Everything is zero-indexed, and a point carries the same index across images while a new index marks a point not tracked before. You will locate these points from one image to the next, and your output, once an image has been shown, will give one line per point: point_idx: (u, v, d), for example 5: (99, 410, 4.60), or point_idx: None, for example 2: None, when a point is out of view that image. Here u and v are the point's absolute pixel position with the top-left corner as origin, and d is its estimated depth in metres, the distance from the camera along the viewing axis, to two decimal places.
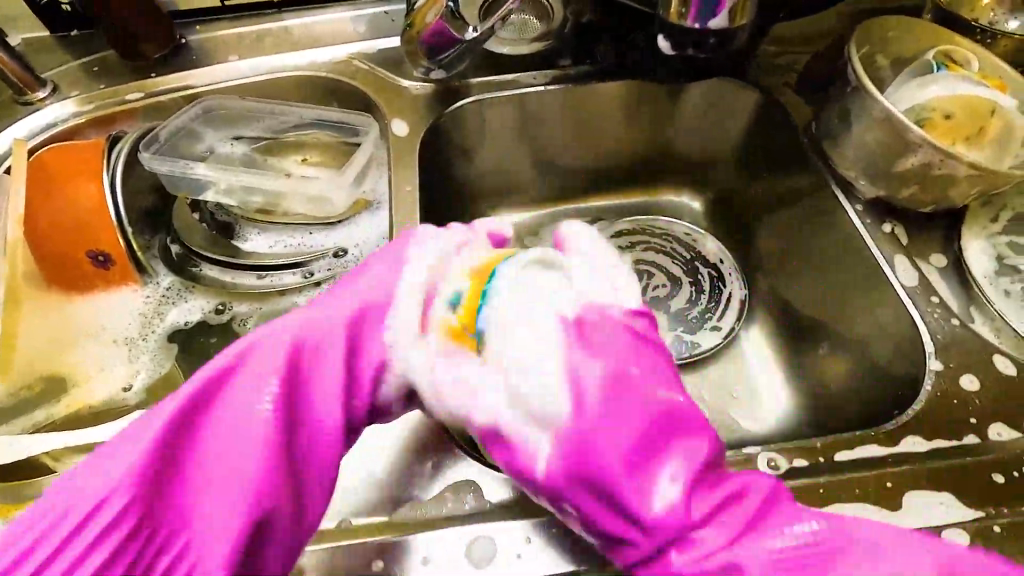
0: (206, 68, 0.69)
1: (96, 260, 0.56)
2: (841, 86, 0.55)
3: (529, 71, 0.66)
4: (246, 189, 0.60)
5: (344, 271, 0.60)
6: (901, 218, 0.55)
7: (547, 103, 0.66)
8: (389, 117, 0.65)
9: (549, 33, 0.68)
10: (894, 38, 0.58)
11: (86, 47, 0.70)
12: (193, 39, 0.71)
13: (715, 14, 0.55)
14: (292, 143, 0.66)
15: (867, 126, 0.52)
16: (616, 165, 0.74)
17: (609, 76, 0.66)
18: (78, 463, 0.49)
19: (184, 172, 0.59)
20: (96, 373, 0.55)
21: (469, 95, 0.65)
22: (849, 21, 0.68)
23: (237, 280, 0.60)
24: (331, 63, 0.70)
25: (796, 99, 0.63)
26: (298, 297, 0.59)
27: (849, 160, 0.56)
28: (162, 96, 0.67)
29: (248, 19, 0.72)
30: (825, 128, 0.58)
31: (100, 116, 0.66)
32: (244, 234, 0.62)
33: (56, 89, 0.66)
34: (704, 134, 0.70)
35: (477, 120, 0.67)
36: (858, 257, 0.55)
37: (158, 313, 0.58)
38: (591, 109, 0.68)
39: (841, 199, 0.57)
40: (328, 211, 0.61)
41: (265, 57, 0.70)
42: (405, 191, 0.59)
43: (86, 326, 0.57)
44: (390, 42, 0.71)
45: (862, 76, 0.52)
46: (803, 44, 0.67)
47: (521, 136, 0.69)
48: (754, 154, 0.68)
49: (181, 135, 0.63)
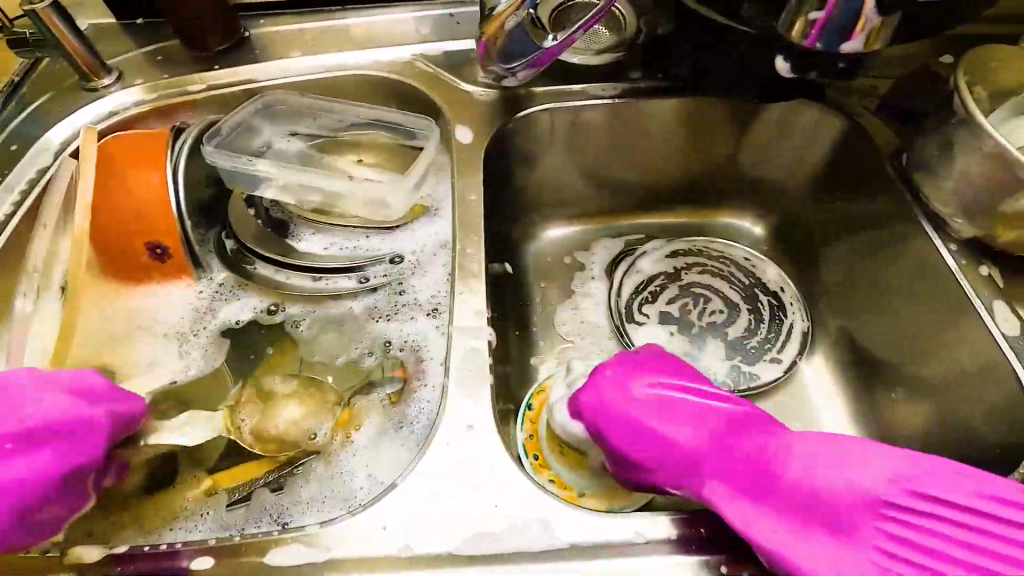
0: (266, 62, 0.68)
1: (154, 252, 0.55)
2: (944, 116, 0.52)
3: (597, 82, 0.64)
4: (304, 188, 0.59)
5: (400, 277, 0.59)
6: (997, 260, 0.52)
7: (615, 117, 0.64)
8: (452, 122, 0.63)
9: (620, 43, 0.66)
10: (996, 68, 0.55)
11: (150, 35, 0.70)
12: (255, 33, 0.70)
13: (846, 36, 0.40)
14: (348, 142, 0.65)
15: (973, 162, 0.50)
16: (677, 184, 0.71)
17: (681, 92, 0.63)
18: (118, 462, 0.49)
19: (245, 168, 0.57)
20: (145, 368, 0.54)
21: (535, 103, 0.63)
22: (937, 46, 0.64)
23: (289, 280, 0.59)
24: (393, 64, 0.68)
25: (881, 124, 0.60)
26: (354, 302, 0.58)
27: (943, 195, 0.53)
28: (223, 89, 0.66)
29: (311, 14, 0.71)
30: (919, 160, 0.55)
31: (161, 106, 0.65)
32: (298, 234, 0.61)
33: (119, 76, 0.66)
34: (774, 157, 0.67)
35: (541, 131, 0.65)
36: (946, 299, 0.52)
37: (210, 308, 0.57)
38: (658, 124, 0.65)
39: (931, 233, 0.54)
40: (386, 215, 0.60)
41: (326, 54, 0.69)
42: (468, 201, 0.57)
43: (138, 319, 0.56)
44: (454, 45, 0.69)
45: (969, 107, 0.50)
46: (887, 68, 0.63)
47: (584, 149, 0.67)
48: (827, 181, 0.65)
49: (239, 131, 0.62)
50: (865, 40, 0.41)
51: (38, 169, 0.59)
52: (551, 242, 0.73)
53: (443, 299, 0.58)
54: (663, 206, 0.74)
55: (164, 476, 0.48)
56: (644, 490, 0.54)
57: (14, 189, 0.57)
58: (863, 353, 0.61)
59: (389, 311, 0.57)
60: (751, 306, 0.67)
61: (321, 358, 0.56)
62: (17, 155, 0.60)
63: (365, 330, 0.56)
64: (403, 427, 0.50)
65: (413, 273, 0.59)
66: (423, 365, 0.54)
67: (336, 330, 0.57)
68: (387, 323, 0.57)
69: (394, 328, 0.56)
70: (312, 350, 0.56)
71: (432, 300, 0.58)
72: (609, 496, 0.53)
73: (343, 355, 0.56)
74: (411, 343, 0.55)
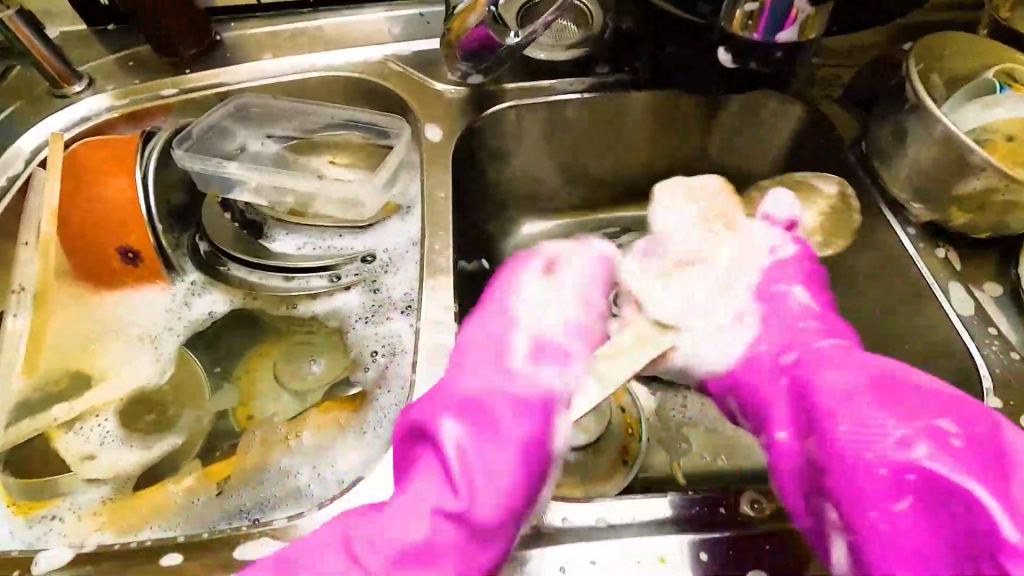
0: (238, 65, 0.68)
1: (126, 256, 0.56)
2: (897, 103, 0.54)
3: (565, 78, 0.65)
4: (277, 189, 0.59)
5: (372, 275, 0.59)
6: (954, 242, 0.54)
7: (583, 111, 0.65)
8: (422, 120, 0.64)
9: (588, 38, 0.67)
10: (950, 55, 0.56)
11: (121, 41, 0.70)
12: (227, 36, 0.70)
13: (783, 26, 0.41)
14: (320, 143, 0.66)
15: (925, 147, 0.51)
16: (650, 176, 0.72)
17: (647, 85, 0.64)
18: (95, 464, 0.50)
19: (216, 170, 0.58)
20: (119, 370, 0.54)
21: (504, 100, 0.64)
22: (897, 34, 0.65)
23: (264, 281, 0.59)
24: (364, 64, 0.69)
25: (842, 113, 0.61)
26: (328, 301, 0.59)
27: (900, 180, 0.54)
28: (195, 93, 0.67)
29: (282, 17, 0.72)
30: (877, 146, 0.56)
31: (133, 112, 0.65)
32: (272, 234, 0.62)
33: (90, 82, 0.66)
34: (742, 148, 0.68)
35: (511, 127, 0.65)
36: (906, 281, 0.54)
37: (185, 305, 0.58)
38: (626, 118, 0.66)
39: (888, 217, 0.55)
40: (360, 214, 0.60)
41: (297, 56, 0.69)
42: (437, 197, 0.58)
43: (111, 323, 0.56)
44: (424, 44, 0.70)
45: (920, 94, 0.51)
46: (850, 58, 0.64)
47: (555, 144, 0.68)
48: (795, 170, 0.66)
49: (213, 133, 0.62)
50: (801, 29, 0.41)
51: (9, 176, 0.59)
52: (526, 237, 0.74)
53: (417, 294, 0.58)
54: (636, 199, 0.74)
55: (141, 475, 0.49)
56: (614, 479, 0.56)
57: None
58: None
59: (364, 310, 0.58)
60: None
61: (298, 351, 0.56)
62: None
63: (340, 331, 0.57)
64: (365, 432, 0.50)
65: (385, 271, 0.60)
66: (398, 362, 0.55)
67: (310, 329, 0.57)
68: (362, 321, 0.57)
69: (370, 326, 0.57)
70: (287, 350, 0.57)
71: (406, 296, 0.58)
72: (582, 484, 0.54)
73: (317, 353, 0.56)
74: (387, 339, 0.56)
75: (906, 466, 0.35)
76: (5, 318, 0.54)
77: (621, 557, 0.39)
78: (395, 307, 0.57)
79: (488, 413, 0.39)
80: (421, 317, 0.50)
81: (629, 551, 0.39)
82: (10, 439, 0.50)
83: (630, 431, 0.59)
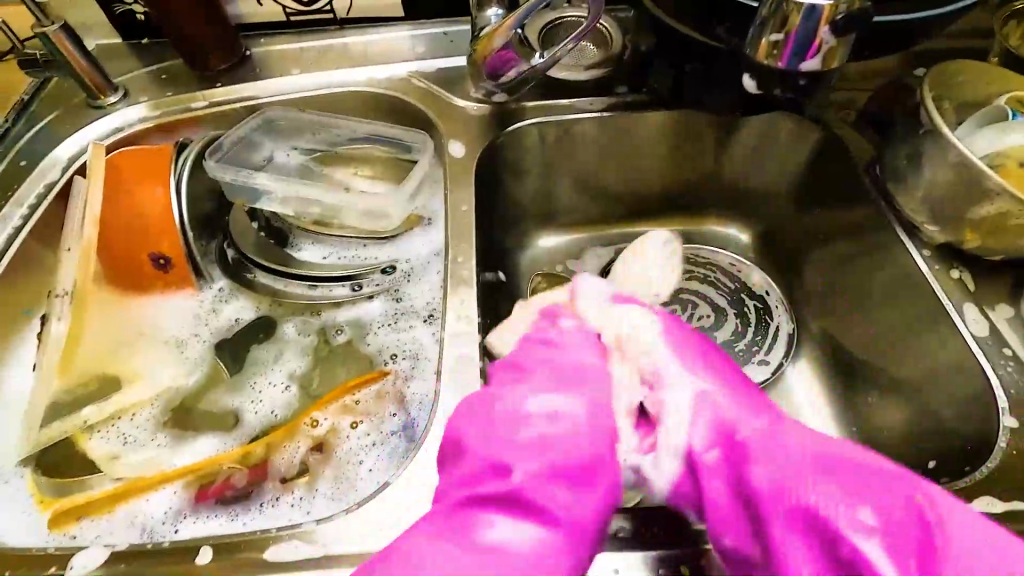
0: (267, 79, 0.71)
1: (157, 263, 0.57)
2: (913, 127, 0.55)
3: (585, 97, 0.67)
4: (303, 200, 0.61)
5: (395, 285, 0.61)
6: (969, 264, 0.55)
7: (601, 129, 0.67)
8: (446, 136, 0.65)
9: (607, 59, 0.69)
10: (964, 82, 0.58)
11: (155, 55, 0.72)
12: (257, 52, 0.73)
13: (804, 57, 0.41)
14: (344, 156, 0.67)
15: (939, 170, 0.52)
16: (665, 194, 0.74)
17: (665, 106, 0.66)
18: (123, 464, 0.51)
19: (245, 181, 0.59)
20: (148, 375, 0.56)
21: (526, 117, 0.66)
22: (910, 59, 0.67)
23: (289, 289, 0.61)
24: (389, 80, 0.71)
25: (857, 135, 0.63)
26: (351, 309, 0.60)
27: (916, 202, 0.55)
28: (225, 106, 0.69)
29: (310, 34, 0.74)
30: (892, 169, 0.58)
31: (166, 123, 0.68)
32: (298, 243, 0.64)
33: (126, 94, 0.68)
34: (758, 167, 0.70)
35: (532, 144, 0.67)
36: (922, 302, 0.55)
37: (213, 310, 0.60)
38: (644, 136, 0.68)
39: (905, 240, 0.56)
40: (383, 225, 0.62)
41: (324, 72, 0.71)
42: (461, 210, 0.59)
43: (142, 328, 0.58)
44: (448, 62, 0.72)
45: (935, 119, 0.52)
46: (863, 81, 0.66)
47: (573, 161, 0.70)
48: (810, 190, 0.67)
49: (242, 144, 0.64)
50: (824, 60, 0.41)
51: (46, 184, 0.61)
52: (544, 251, 0.75)
53: (439, 304, 0.60)
54: (652, 215, 0.76)
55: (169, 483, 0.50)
56: None
57: (23, 204, 0.60)
58: (846, 354, 0.64)
59: (387, 318, 0.59)
60: (737, 310, 0.70)
61: (322, 357, 0.58)
62: (27, 170, 0.62)
63: (363, 338, 0.58)
64: (382, 437, 0.52)
65: (407, 281, 0.61)
66: (421, 369, 0.56)
67: (334, 336, 0.59)
68: (384, 329, 0.59)
69: (394, 334, 0.58)
70: (310, 356, 0.58)
71: (428, 305, 0.60)
72: None
73: (340, 360, 0.57)
74: (409, 346, 0.57)
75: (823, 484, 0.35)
76: (49, 324, 0.56)
77: (645, 565, 0.40)
78: (417, 316, 0.59)
79: (490, 415, 0.40)
80: (445, 329, 0.51)
81: (655, 561, 0.40)
82: (41, 444, 0.51)
83: None
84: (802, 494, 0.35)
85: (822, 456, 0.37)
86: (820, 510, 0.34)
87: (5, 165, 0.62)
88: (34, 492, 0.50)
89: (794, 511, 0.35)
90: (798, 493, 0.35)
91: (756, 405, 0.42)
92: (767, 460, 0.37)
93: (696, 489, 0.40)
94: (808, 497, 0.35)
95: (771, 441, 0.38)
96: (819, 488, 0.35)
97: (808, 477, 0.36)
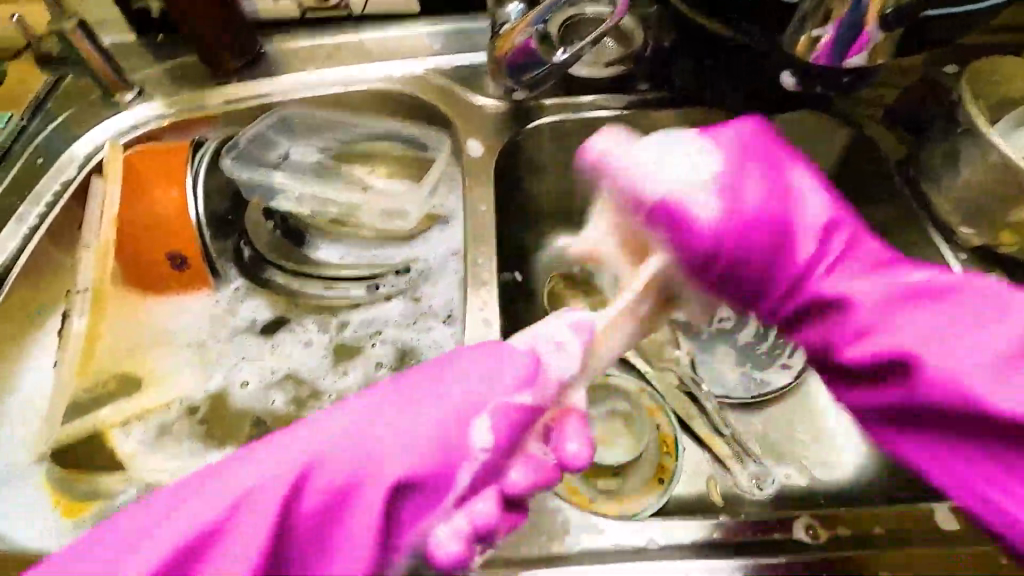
0: (281, 77, 0.70)
1: (174, 263, 0.57)
2: (949, 126, 0.54)
3: (606, 94, 0.65)
4: (321, 200, 0.60)
5: (413, 285, 0.60)
6: (1004, 267, 0.53)
7: (623, 127, 0.66)
8: (464, 134, 0.64)
9: (628, 56, 0.67)
10: (1000, 80, 0.56)
11: (170, 52, 0.72)
12: (272, 49, 0.72)
13: (851, 51, 0.40)
14: (360, 154, 0.67)
15: (976, 170, 0.51)
16: None
17: (687, 103, 0.64)
18: (143, 466, 0.51)
19: (262, 180, 0.59)
20: (167, 375, 0.55)
21: (545, 114, 0.65)
22: (941, 55, 0.65)
23: (306, 288, 0.60)
24: (405, 76, 0.70)
25: (886, 134, 0.61)
26: (368, 310, 0.59)
27: (950, 204, 0.54)
28: (240, 103, 0.68)
29: (325, 30, 0.73)
30: (925, 170, 0.56)
31: (181, 120, 0.67)
32: (314, 243, 0.63)
33: (141, 91, 0.68)
34: None
35: (552, 141, 0.66)
36: None
37: (229, 311, 0.59)
38: (665, 134, 0.67)
39: (938, 241, 0.55)
40: (401, 224, 0.61)
41: (339, 69, 0.70)
42: (481, 210, 0.58)
43: (160, 329, 0.57)
44: (464, 59, 0.71)
45: (975, 119, 0.51)
46: (891, 78, 0.64)
47: None
48: (835, 189, 0.66)
49: (259, 142, 0.64)
50: (870, 53, 0.40)
51: (62, 182, 0.61)
52: None
53: (457, 304, 0.59)
54: None
55: None
56: (649, 496, 0.56)
57: (41, 202, 0.59)
58: None
59: (405, 318, 0.59)
60: None
61: (339, 357, 0.57)
62: (44, 168, 0.62)
63: (379, 338, 0.58)
64: None
65: (425, 281, 0.60)
66: None
67: (351, 335, 0.58)
68: (401, 328, 0.58)
69: (412, 335, 0.58)
70: (328, 355, 0.57)
71: (446, 305, 0.59)
72: (614, 501, 0.55)
73: (357, 360, 0.57)
74: (428, 347, 0.57)
75: (924, 357, 0.40)
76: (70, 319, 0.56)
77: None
78: (436, 316, 0.58)
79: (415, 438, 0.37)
80: (465, 331, 0.50)
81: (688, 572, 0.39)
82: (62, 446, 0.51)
83: (666, 449, 0.58)
84: (932, 389, 0.39)
85: (960, 342, 0.40)
86: (920, 358, 0.40)
87: (22, 163, 0.62)
88: (57, 493, 0.50)
89: (924, 390, 0.39)
90: (939, 399, 0.39)
91: (902, 298, 0.43)
92: (875, 311, 0.43)
93: (833, 335, 0.44)
94: (925, 356, 0.40)
95: (895, 318, 0.42)
96: (925, 340, 0.40)
97: (947, 354, 0.39)
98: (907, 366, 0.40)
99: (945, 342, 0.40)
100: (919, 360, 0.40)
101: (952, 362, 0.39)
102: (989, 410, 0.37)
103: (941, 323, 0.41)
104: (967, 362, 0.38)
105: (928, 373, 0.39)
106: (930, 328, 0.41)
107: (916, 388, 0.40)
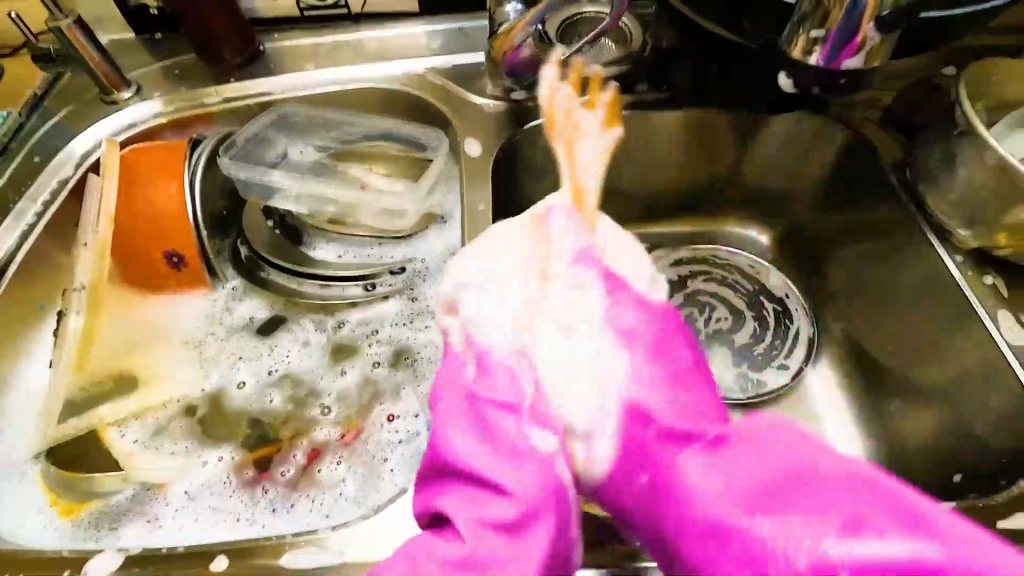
0: (279, 76, 0.70)
1: (171, 261, 0.57)
2: (946, 128, 0.54)
3: (604, 94, 0.65)
4: (318, 199, 0.60)
5: (410, 285, 0.60)
6: (1002, 269, 0.53)
7: (621, 127, 0.66)
8: (462, 134, 0.64)
9: (627, 56, 0.67)
10: (998, 82, 0.56)
11: (168, 50, 0.72)
12: (270, 47, 0.72)
13: (847, 52, 0.39)
14: (358, 153, 0.66)
15: (974, 172, 0.51)
16: (682, 194, 0.73)
17: (686, 103, 0.64)
18: (138, 464, 0.51)
19: (260, 179, 0.59)
20: (164, 374, 0.55)
21: (544, 114, 0.65)
22: (940, 57, 0.65)
23: (303, 288, 0.60)
24: (404, 76, 0.70)
25: (884, 135, 0.61)
26: (364, 309, 0.59)
27: (948, 206, 0.54)
28: (239, 102, 0.68)
29: (323, 29, 0.73)
30: (923, 171, 0.56)
31: (179, 119, 0.67)
32: (312, 242, 0.63)
33: (139, 89, 0.68)
34: (779, 170, 0.69)
35: (550, 141, 0.66)
36: (952, 308, 0.54)
37: (226, 309, 0.59)
38: (664, 135, 0.67)
39: (935, 244, 0.55)
40: (399, 224, 0.61)
41: (338, 68, 0.70)
42: (479, 210, 0.58)
43: (157, 327, 0.57)
44: (463, 58, 0.71)
45: (973, 120, 0.51)
46: (889, 80, 0.64)
47: None
48: (833, 191, 0.66)
49: (256, 141, 0.63)
50: (866, 57, 0.39)
51: (60, 179, 0.61)
52: None
53: None
54: (668, 215, 0.75)
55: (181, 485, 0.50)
56: None
57: (38, 199, 0.59)
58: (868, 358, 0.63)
59: (402, 317, 0.59)
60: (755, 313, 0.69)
61: (337, 357, 0.57)
62: (41, 165, 0.61)
63: (376, 338, 0.58)
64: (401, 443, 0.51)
65: (423, 281, 0.60)
66: (436, 370, 0.55)
67: (348, 335, 0.58)
68: (398, 328, 0.58)
69: (409, 336, 0.57)
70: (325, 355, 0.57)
71: None
72: None
73: (354, 360, 0.57)
74: (425, 347, 0.57)
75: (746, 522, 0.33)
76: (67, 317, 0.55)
77: None
78: (434, 316, 0.58)
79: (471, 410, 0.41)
80: (462, 332, 0.50)
81: None
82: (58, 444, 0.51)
83: None
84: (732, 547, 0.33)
85: (783, 472, 0.34)
86: (737, 528, 0.33)
87: (19, 161, 0.62)
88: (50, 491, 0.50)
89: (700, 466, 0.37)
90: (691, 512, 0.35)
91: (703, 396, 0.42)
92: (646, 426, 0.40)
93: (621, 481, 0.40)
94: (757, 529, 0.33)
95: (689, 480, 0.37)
96: (724, 491, 0.35)
97: (864, 517, 0.31)
98: (789, 488, 0.33)
99: (788, 496, 0.33)
100: (743, 540, 0.33)
101: (705, 487, 0.35)
102: (765, 527, 0.32)
103: (792, 458, 0.35)
104: (769, 523, 0.32)
105: (736, 536, 0.33)
106: (760, 457, 0.35)
107: (752, 496, 0.34)
